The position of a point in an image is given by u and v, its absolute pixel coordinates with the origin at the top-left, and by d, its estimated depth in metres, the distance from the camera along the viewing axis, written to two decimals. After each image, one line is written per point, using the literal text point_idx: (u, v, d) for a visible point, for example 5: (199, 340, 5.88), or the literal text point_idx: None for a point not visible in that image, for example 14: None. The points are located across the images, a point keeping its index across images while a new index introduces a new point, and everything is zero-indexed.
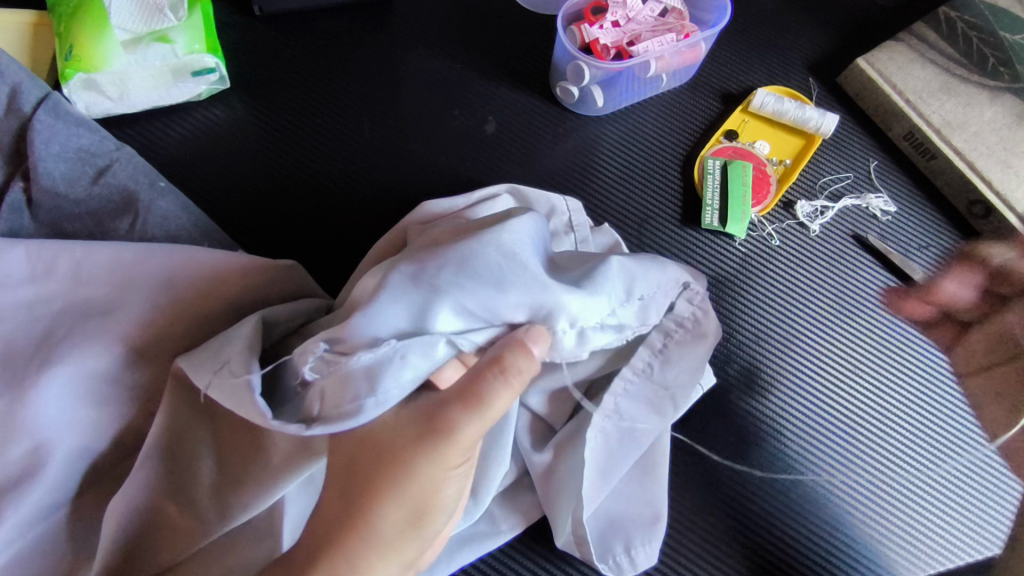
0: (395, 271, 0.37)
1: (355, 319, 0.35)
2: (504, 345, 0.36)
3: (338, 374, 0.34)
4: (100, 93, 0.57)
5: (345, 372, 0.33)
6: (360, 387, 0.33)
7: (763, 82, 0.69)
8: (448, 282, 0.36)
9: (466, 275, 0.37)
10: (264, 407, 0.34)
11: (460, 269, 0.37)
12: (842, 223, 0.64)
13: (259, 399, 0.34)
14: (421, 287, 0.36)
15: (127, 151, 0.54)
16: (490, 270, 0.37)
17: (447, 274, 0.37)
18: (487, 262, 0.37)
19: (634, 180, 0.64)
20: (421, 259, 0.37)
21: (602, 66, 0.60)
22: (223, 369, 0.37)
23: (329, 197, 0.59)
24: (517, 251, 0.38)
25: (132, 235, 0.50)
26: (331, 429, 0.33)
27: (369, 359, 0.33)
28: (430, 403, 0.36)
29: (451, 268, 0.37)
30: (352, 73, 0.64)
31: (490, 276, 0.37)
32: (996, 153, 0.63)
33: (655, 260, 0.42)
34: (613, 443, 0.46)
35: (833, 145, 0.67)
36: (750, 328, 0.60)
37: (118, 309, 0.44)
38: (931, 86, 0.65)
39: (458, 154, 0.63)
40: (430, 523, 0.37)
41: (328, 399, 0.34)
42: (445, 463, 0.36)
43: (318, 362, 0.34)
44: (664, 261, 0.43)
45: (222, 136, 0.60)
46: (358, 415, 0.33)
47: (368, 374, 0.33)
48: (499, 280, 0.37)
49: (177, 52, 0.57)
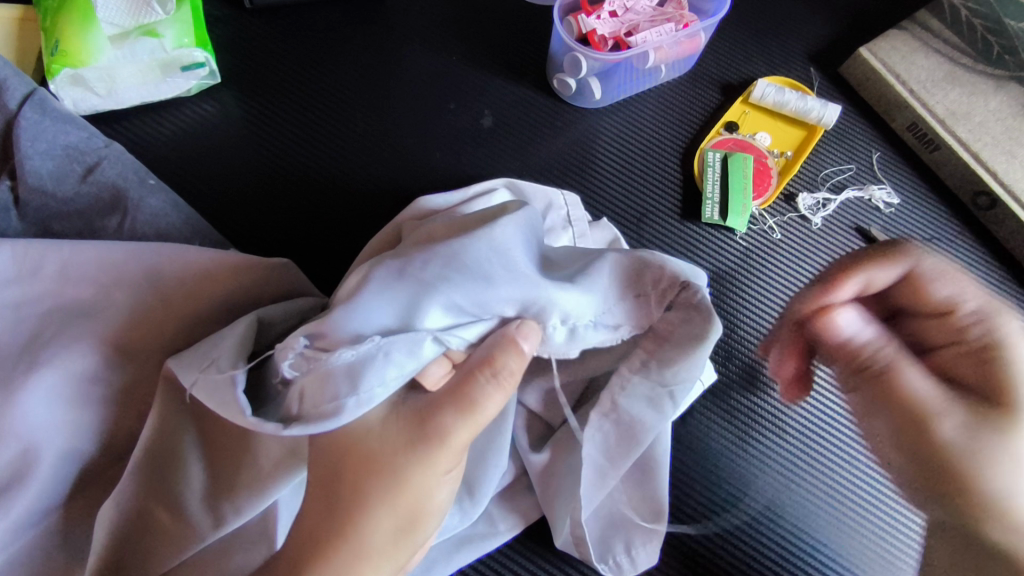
0: (385, 267, 0.37)
1: (338, 316, 0.35)
2: (494, 342, 0.36)
3: (318, 371, 0.33)
4: (88, 90, 0.56)
5: (325, 369, 0.33)
6: (340, 385, 0.33)
7: (764, 72, 0.68)
8: (437, 277, 0.36)
9: (455, 269, 0.36)
10: (245, 403, 0.34)
11: (450, 264, 0.36)
12: (844, 215, 0.63)
13: (240, 393, 0.34)
14: (411, 284, 0.35)
15: (116, 148, 0.52)
16: (482, 266, 0.36)
17: (436, 270, 0.36)
18: (477, 256, 0.36)
19: (633, 174, 0.63)
20: (412, 255, 0.37)
21: (600, 57, 0.59)
22: (210, 367, 0.37)
23: (323, 194, 0.58)
24: (509, 246, 0.37)
25: (122, 233, 0.49)
26: (309, 429, 0.32)
27: (351, 356, 0.33)
28: (418, 403, 0.37)
29: (439, 263, 0.36)
30: (346, 66, 0.63)
31: (480, 271, 0.36)
32: (1001, 143, 0.62)
33: (654, 254, 0.40)
34: (611, 444, 0.43)
35: (835, 136, 0.65)
36: (752, 323, 0.59)
37: (109, 308, 0.43)
38: (935, 76, 0.64)
39: (454, 148, 0.62)
40: (420, 530, 0.38)
41: (308, 398, 0.33)
42: (436, 468, 0.37)
43: (296, 359, 0.34)
44: (664, 255, 0.41)
45: (213, 132, 0.59)
46: (337, 414, 0.32)
47: (349, 372, 0.33)
48: (489, 275, 0.36)
49: (165, 46, 0.55)
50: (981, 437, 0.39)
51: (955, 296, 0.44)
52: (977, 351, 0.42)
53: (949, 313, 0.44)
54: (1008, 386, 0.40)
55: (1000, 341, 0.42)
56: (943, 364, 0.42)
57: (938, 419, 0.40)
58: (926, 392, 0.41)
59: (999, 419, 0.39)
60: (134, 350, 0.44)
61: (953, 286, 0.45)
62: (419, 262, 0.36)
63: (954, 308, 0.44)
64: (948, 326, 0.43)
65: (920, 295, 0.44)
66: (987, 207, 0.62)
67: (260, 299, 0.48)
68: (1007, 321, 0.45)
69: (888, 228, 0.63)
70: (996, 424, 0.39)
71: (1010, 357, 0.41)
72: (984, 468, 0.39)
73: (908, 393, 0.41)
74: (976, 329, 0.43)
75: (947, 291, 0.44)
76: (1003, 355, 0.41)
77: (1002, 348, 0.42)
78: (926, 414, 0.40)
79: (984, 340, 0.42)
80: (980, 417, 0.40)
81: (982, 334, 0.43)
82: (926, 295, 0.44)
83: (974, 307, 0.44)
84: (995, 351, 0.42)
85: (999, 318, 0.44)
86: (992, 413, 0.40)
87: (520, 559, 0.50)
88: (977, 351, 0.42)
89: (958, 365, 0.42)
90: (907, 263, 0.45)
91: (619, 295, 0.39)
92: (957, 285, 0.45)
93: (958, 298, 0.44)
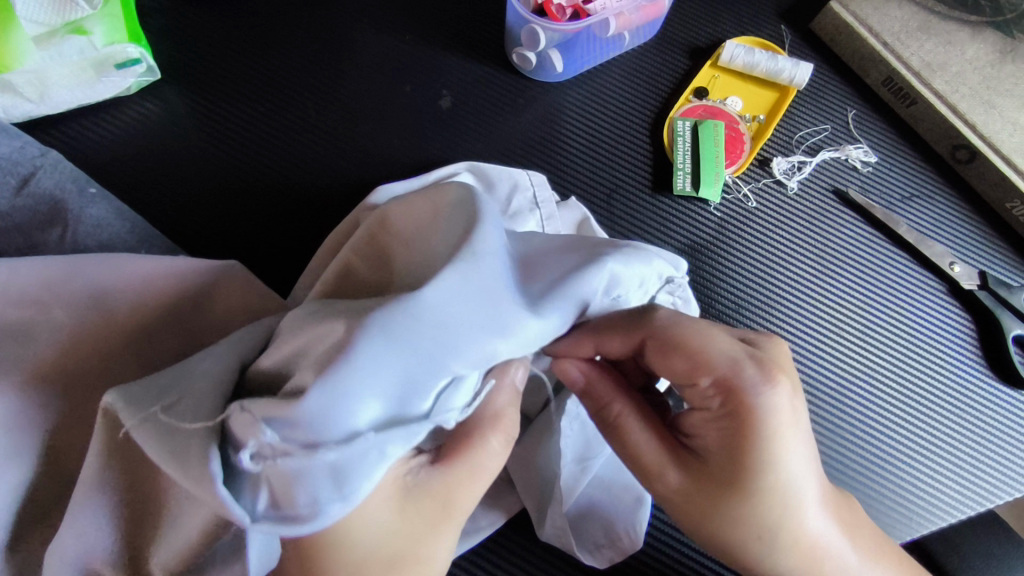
0: (365, 326, 0.29)
1: (325, 397, 0.27)
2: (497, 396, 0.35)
3: (291, 470, 0.27)
4: (18, 95, 0.52)
5: (299, 469, 0.27)
6: (321, 488, 0.27)
7: (733, 33, 0.65)
8: (430, 342, 0.29)
9: (450, 329, 0.30)
10: (218, 473, 0.27)
11: (446, 304, 0.30)
12: (821, 177, 0.61)
13: (212, 465, 0.28)
14: (396, 351, 0.29)
15: (52, 157, 0.50)
16: (479, 321, 0.31)
17: (421, 330, 0.30)
18: (475, 314, 0.30)
19: (601, 148, 0.60)
20: (392, 304, 0.30)
21: (558, 28, 0.56)
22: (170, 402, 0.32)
23: (276, 193, 0.56)
24: (491, 265, 0.32)
25: (63, 247, 0.47)
26: (281, 530, 0.27)
27: (337, 456, 0.27)
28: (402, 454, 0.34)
29: (433, 305, 0.30)
30: (294, 54, 0.60)
31: (478, 328, 0.30)
32: (979, 94, 0.60)
33: (641, 251, 0.39)
34: (589, 430, 0.46)
35: (809, 95, 0.63)
36: (730, 295, 0.58)
37: (45, 330, 0.40)
38: (909, 27, 0.62)
39: (414, 134, 0.59)
40: None
41: (275, 496, 0.27)
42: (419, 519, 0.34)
43: (261, 449, 0.27)
44: (651, 253, 0.40)
45: (159, 131, 0.57)
46: (316, 519, 0.27)
47: (334, 473, 0.27)
48: (490, 330, 0.31)
49: (95, 44, 0.52)
50: (713, 495, 0.37)
51: (700, 361, 0.37)
52: (723, 414, 0.36)
53: (693, 383, 0.37)
54: (743, 464, 0.36)
55: (749, 413, 0.35)
56: (690, 428, 0.38)
57: (658, 479, 0.38)
58: (648, 449, 0.39)
59: (719, 493, 0.36)
60: (78, 369, 0.41)
61: (705, 348, 0.37)
62: (405, 317, 0.29)
63: (697, 380, 0.37)
64: (694, 394, 0.38)
65: (662, 361, 0.38)
66: (967, 160, 0.60)
67: (214, 306, 0.45)
68: (761, 381, 0.36)
69: (866, 189, 0.61)
70: (713, 496, 0.37)
71: (759, 435, 0.35)
72: (736, 528, 0.37)
73: (631, 452, 0.39)
74: (712, 396, 0.37)
75: (689, 353, 0.37)
76: (748, 432, 0.36)
77: (746, 420, 0.36)
78: (647, 471, 0.39)
79: (728, 409, 0.36)
80: (701, 488, 0.37)
81: (725, 401, 0.36)
82: (664, 362, 0.38)
83: (718, 375, 0.36)
84: (740, 424, 0.36)
85: (750, 380, 0.36)
86: (714, 486, 0.37)
87: (505, 558, 0.49)
88: (723, 419, 0.36)
89: (702, 430, 0.38)
90: (641, 333, 0.38)
91: (602, 299, 0.36)
92: (705, 346, 0.37)
93: (707, 363, 0.36)
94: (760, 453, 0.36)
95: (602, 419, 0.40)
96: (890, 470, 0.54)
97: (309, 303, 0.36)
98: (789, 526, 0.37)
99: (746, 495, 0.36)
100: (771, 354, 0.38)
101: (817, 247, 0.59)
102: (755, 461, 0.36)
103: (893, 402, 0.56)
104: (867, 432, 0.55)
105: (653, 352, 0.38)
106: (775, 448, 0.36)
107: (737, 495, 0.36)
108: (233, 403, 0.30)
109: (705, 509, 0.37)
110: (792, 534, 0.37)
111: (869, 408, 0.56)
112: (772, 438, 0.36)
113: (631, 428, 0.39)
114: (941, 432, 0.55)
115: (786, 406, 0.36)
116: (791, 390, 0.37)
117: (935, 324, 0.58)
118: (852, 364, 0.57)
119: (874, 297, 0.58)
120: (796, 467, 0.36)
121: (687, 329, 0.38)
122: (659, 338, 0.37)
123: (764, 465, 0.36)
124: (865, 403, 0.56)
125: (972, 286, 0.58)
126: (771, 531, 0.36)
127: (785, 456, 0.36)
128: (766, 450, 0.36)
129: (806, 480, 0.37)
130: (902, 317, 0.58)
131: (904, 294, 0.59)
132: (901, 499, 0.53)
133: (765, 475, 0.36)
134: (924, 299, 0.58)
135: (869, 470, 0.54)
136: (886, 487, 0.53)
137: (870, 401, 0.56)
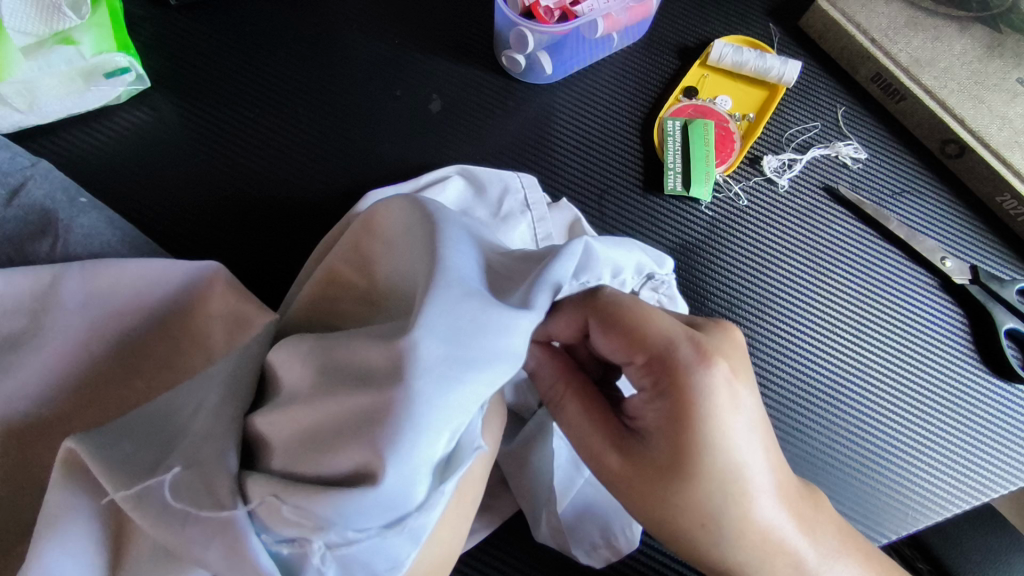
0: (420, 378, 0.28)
1: (401, 477, 0.27)
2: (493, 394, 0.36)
3: (362, 552, 0.28)
4: (7, 106, 0.52)
5: (371, 547, 0.28)
6: (393, 552, 0.28)
7: (721, 32, 0.65)
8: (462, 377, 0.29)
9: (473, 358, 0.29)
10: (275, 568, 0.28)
11: (449, 330, 0.29)
12: (812, 174, 0.61)
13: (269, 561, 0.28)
14: (441, 395, 0.28)
15: (42, 166, 0.50)
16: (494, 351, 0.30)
17: (453, 367, 0.29)
18: (496, 346, 0.30)
19: (592, 149, 0.61)
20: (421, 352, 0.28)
21: (546, 30, 0.56)
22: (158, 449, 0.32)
23: (266, 201, 0.56)
24: (469, 282, 0.31)
25: (54, 257, 0.47)
26: None
27: (409, 519, 0.28)
28: None
29: (447, 354, 0.29)
30: (283, 61, 0.60)
31: (495, 354, 0.30)
32: (968, 89, 0.60)
33: (622, 243, 0.42)
34: None
35: (798, 93, 0.63)
36: (723, 294, 0.58)
37: (36, 341, 0.40)
38: (897, 23, 0.62)
39: (405, 139, 0.59)
40: None
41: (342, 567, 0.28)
42: None
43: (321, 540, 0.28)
44: (631, 245, 0.43)
45: (150, 139, 0.57)
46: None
47: (404, 534, 0.28)
48: (505, 354, 0.30)
49: (83, 53, 0.52)
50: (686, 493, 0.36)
51: (634, 337, 0.36)
52: (658, 393, 0.37)
53: (630, 360, 0.37)
54: (682, 448, 0.36)
55: (681, 393, 0.35)
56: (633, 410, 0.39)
57: (599, 461, 0.38)
58: (582, 429, 0.39)
59: (655, 477, 0.36)
60: (70, 380, 0.41)
61: (645, 324, 0.36)
62: (441, 361, 0.28)
63: (632, 357, 0.37)
64: (633, 372, 0.38)
65: (602, 339, 0.37)
66: (957, 154, 0.61)
67: None
68: (695, 360, 0.36)
69: (856, 185, 0.61)
70: (651, 481, 0.36)
71: (693, 416, 0.35)
72: (697, 520, 0.36)
73: (575, 431, 0.40)
74: (644, 374, 0.37)
75: (627, 330, 0.36)
76: (683, 413, 0.35)
77: (680, 398, 0.35)
78: (591, 451, 0.39)
79: (660, 388, 0.36)
80: (637, 472, 0.37)
81: (656, 380, 0.36)
82: (605, 340, 0.37)
83: (651, 353, 0.36)
84: (676, 404, 0.35)
85: (683, 360, 0.36)
86: (651, 471, 0.36)
87: (502, 561, 0.48)
88: (659, 400, 0.36)
89: (641, 412, 0.38)
90: (584, 312, 0.37)
91: (571, 282, 0.37)
92: (647, 323, 0.36)
93: (641, 340, 0.36)
94: (697, 437, 0.35)
95: (553, 400, 0.41)
96: (886, 466, 0.54)
97: (290, 338, 0.36)
98: (746, 517, 0.37)
99: (691, 480, 0.36)
100: (712, 338, 0.38)
101: (810, 245, 0.59)
102: (692, 444, 0.35)
103: (887, 398, 0.56)
104: (863, 429, 0.55)
105: (602, 329, 0.37)
106: (711, 429, 0.35)
107: (678, 479, 0.36)
108: (261, 490, 0.29)
109: (678, 506, 0.36)
110: (737, 522, 0.36)
111: (863, 403, 0.56)
112: (706, 420, 0.35)
113: (569, 404, 0.40)
114: (936, 426, 0.55)
115: (723, 387, 0.36)
116: (726, 369, 0.36)
117: (928, 319, 0.58)
118: (846, 360, 0.57)
119: (867, 293, 0.59)
120: (736, 451, 0.36)
121: (631, 305, 0.37)
122: (602, 317, 0.37)
123: (701, 447, 0.35)
124: (860, 399, 0.56)
125: (963, 280, 0.58)
126: (713, 518, 0.36)
127: (722, 440, 0.36)
128: (699, 433, 0.35)
129: (755, 466, 0.37)
130: (896, 313, 0.58)
131: (897, 289, 0.59)
132: (897, 494, 0.53)
133: (702, 458, 0.35)
134: (917, 294, 0.59)
135: (865, 467, 0.54)
136: (883, 482, 0.54)
137: (865, 397, 0.56)
